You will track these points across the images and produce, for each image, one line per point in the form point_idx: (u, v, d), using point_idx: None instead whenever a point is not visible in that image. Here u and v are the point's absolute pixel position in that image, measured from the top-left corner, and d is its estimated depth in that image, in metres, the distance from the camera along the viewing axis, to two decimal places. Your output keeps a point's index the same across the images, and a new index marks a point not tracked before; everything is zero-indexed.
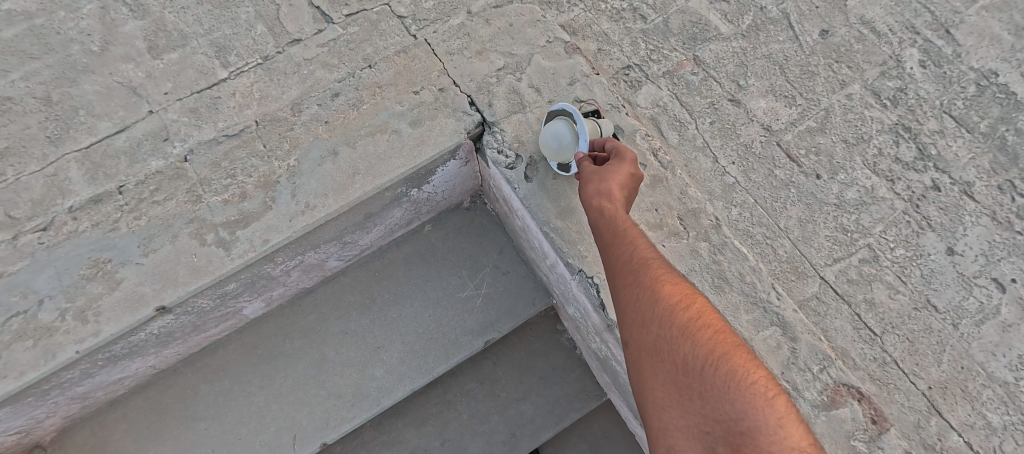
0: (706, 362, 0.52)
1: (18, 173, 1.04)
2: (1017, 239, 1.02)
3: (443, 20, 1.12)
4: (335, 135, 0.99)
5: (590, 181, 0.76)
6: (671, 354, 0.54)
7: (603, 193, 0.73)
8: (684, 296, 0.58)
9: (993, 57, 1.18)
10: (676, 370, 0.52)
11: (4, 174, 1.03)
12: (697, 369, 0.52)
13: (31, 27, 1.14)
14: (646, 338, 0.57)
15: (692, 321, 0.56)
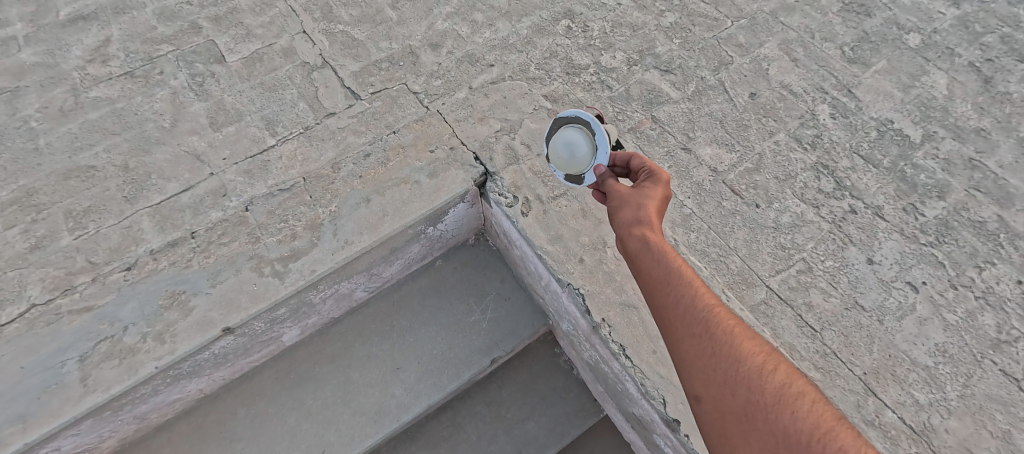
0: (781, 414, 0.56)
1: (98, 227, 1.25)
2: (922, 249, 1.31)
3: (449, 94, 1.40)
4: (368, 186, 1.22)
5: (627, 207, 0.81)
6: (770, 420, 0.56)
7: (641, 222, 0.79)
8: (772, 364, 0.63)
9: (887, 109, 1.52)
10: (763, 427, 0.56)
11: (87, 227, 1.24)
12: (779, 425, 0.56)
13: (114, 111, 1.38)
14: (722, 395, 0.61)
15: (784, 388, 0.59)
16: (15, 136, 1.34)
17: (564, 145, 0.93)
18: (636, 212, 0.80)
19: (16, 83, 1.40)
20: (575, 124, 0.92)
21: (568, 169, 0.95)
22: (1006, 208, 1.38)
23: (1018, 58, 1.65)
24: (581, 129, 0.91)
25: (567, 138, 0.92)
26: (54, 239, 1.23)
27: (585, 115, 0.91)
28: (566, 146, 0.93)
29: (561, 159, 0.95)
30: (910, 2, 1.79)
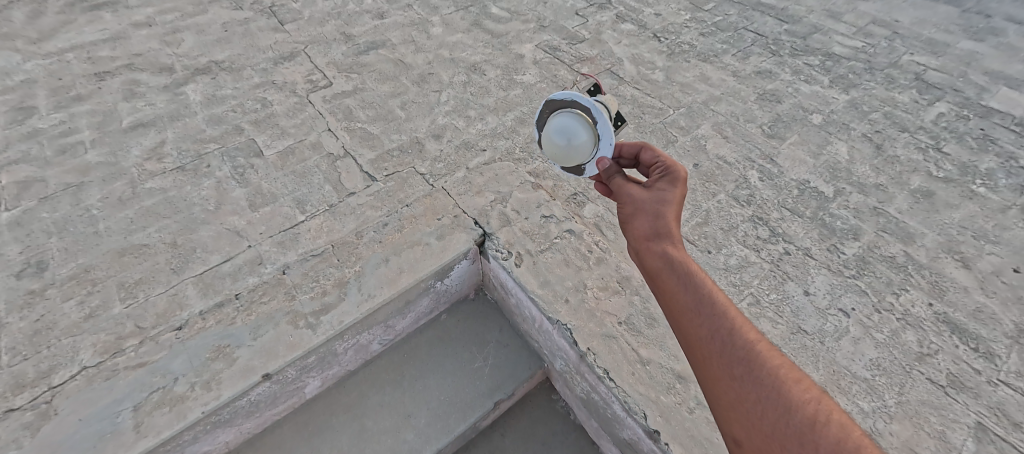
0: (815, 435, 0.58)
1: (147, 295, 1.42)
2: (847, 281, 1.59)
3: (451, 173, 1.71)
4: (386, 249, 1.46)
5: (644, 215, 0.94)
6: None
7: (660, 235, 0.90)
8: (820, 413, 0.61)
9: (803, 172, 1.89)
10: None
11: (137, 296, 1.41)
12: (817, 447, 0.57)
13: (167, 197, 1.62)
14: (768, 443, 0.62)
15: (833, 437, 0.57)
16: (77, 222, 1.55)
17: (560, 130, 1.05)
18: (652, 230, 0.91)
19: (80, 178, 1.64)
20: (570, 109, 1.05)
21: (566, 154, 1.07)
22: (909, 244, 1.70)
23: (898, 129, 2.10)
24: (577, 114, 1.03)
25: (563, 121, 1.05)
26: (106, 308, 1.39)
27: (579, 99, 1.02)
28: (562, 132, 1.05)
29: (559, 145, 1.06)
30: (810, 91, 2.27)
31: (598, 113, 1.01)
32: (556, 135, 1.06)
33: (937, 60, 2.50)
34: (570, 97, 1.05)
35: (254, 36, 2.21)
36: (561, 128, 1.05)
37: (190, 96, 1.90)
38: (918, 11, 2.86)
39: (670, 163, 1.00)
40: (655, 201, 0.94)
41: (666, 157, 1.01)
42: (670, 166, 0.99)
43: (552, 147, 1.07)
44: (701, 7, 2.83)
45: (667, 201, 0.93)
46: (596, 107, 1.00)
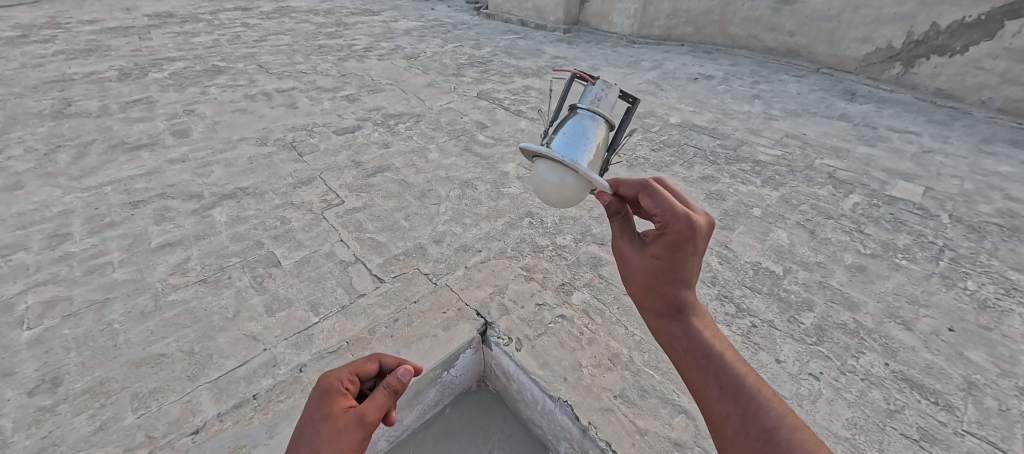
0: None
1: (159, 404, 1.43)
2: (810, 347, 1.78)
3: (452, 271, 1.93)
4: (397, 342, 1.59)
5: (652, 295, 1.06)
6: None
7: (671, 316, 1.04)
8: None
9: (754, 255, 2.21)
10: None
11: (149, 405, 1.42)
12: None
13: (188, 308, 1.74)
14: None
15: None
16: (98, 337, 1.62)
17: (543, 180, 1.11)
18: (652, 302, 1.05)
19: (106, 295, 1.76)
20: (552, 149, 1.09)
21: (559, 192, 1.10)
22: (856, 312, 1.94)
23: (825, 216, 2.51)
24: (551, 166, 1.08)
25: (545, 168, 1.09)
26: (117, 419, 1.39)
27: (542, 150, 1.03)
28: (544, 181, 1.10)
29: (551, 184, 1.10)
30: (748, 189, 2.72)
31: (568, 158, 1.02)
32: (540, 184, 1.12)
33: (843, 162, 3.07)
34: (537, 144, 1.08)
35: (275, 167, 2.59)
36: (542, 176, 1.11)
37: (216, 218, 2.17)
38: (820, 127, 3.57)
39: (672, 214, 0.98)
40: (651, 269, 1.04)
41: (667, 205, 0.99)
42: (671, 219, 0.98)
43: (545, 187, 1.10)
44: (649, 129, 3.45)
45: (665, 270, 1.03)
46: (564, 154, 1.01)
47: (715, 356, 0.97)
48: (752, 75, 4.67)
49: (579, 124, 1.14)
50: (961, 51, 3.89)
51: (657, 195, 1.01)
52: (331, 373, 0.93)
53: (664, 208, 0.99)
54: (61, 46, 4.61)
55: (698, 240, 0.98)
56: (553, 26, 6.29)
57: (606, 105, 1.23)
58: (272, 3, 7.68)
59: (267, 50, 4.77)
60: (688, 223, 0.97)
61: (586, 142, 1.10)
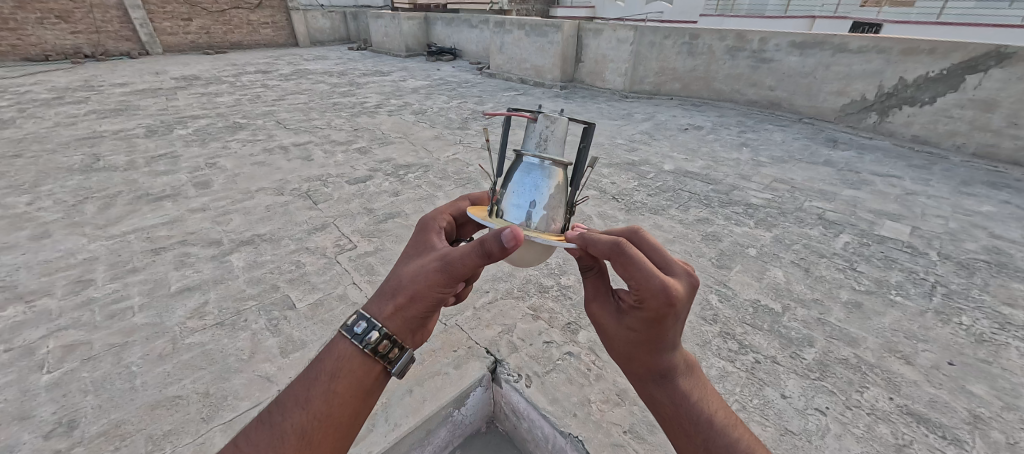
0: None
1: (174, 447, 1.40)
2: (815, 382, 1.76)
3: (461, 312, 1.99)
4: (410, 380, 1.63)
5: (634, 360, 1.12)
6: None
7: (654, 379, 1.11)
8: None
9: (754, 292, 2.27)
10: None
11: (164, 448, 1.39)
12: None
13: (204, 350, 1.76)
14: None
15: None
16: (115, 380, 1.62)
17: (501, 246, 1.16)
18: (636, 368, 1.13)
19: (125, 338, 1.80)
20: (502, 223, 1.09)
21: (520, 258, 1.13)
22: (856, 347, 1.94)
23: (818, 255, 2.60)
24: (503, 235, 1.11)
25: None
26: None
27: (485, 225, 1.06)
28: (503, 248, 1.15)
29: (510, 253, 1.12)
30: (742, 231, 2.84)
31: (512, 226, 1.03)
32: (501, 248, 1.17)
33: (831, 204, 3.21)
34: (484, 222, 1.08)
35: (291, 215, 2.73)
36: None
37: (234, 263, 2.27)
38: (806, 172, 3.76)
39: (649, 286, 0.97)
40: (634, 341, 1.09)
41: (641, 277, 0.97)
42: (647, 291, 0.98)
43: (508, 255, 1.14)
44: (645, 175, 3.63)
45: (647, 343, 1.07)
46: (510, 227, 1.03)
47: (700, 423, 1.07)
48: (738, 125, 4.96)
49: (528, 176, 1.09)
50: (930, 102, 4.18)
51: (630, 264, 0.96)
52: (428, 216, 1.19)
53: (638, 279, 0.97)
54: (93, 106, 4.92)
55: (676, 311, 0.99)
56: (550, 83, 6.74)
57: (560, 133, 1.12)
58: (290, 66, 8.25)
59: (285, 108, 5.09)
60: (664, 298, 0.97)
61: (534, 200, 1.07)
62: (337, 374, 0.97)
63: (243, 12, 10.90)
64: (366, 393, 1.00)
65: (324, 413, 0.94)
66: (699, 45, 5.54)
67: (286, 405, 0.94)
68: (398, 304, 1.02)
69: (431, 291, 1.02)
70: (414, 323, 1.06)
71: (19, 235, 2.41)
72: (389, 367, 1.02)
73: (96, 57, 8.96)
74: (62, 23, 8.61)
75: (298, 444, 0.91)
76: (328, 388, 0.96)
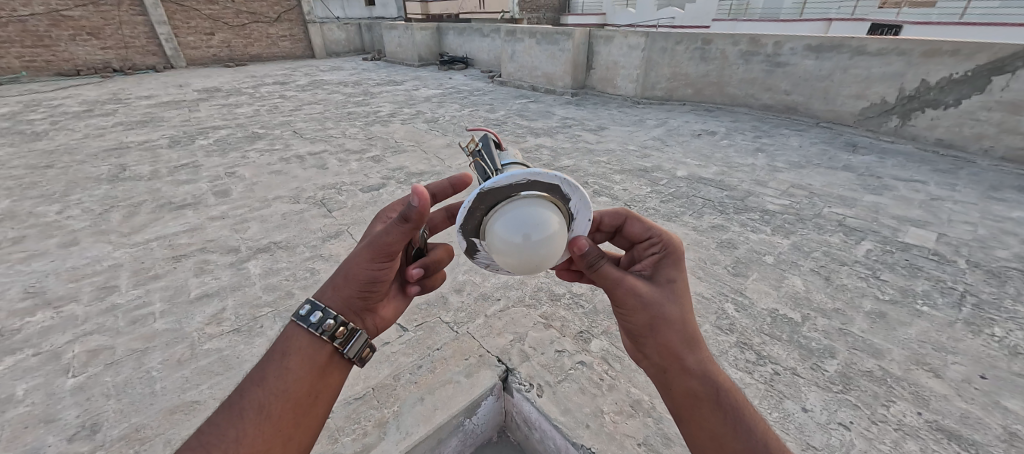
0: None
1: None
2: (838, 395, 1.70)
3: (472, 320, 1.99)
4: (421, 388, 1.63)
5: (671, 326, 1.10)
6: None
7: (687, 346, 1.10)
8: None
9: (771, 301, 2.21)
10: None
11: None
12: None
13: (221, 356, 1.80)
14: None
15: None
16: (136, 384, 1.66)
17: (507, 238, 1.00)
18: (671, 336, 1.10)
19: (146, 344, 1.85)
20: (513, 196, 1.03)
21: (533, 239, 0.99)
22: (881, 359, 1.86)
23: (838, 263, 2.53)
24: (505, 210, 1.02)
25: (506, 218, 1.01)
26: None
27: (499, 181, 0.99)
28: (511, 235, 1.00)
29: (518, 231, 0.99)
30: (759, 238, 2.78)
31: (518, 180, 1.01)
32: (507, 243, 1.01)
33: (851, 210, 3.13)
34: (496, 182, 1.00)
35: (306, 222, 2.78)
36: (504, 236, 1.01)
37: (251, 270, 2.32)
38: (825, 177, 3.67)
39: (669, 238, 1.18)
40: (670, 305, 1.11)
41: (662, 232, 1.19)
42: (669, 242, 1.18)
43: (512, 237, 1.00)
44: (657, 182, 3.59)
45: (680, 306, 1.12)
46: (520, 175, 1.00)
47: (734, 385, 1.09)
48: (754, 130, 4.88)
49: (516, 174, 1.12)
50: (954, 104, 4.06)
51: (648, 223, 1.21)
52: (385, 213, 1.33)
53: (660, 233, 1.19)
54: (120, 119, 5.11)
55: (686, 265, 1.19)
56: (562, 90, 6.76)
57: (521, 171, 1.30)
58: (307, 77, 8.45)
59: (301, 118, 5.21)
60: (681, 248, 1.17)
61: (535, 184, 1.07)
62: (289, 352, 1.08)
63: (263, 26, 11.23)
64: (319, 370, 1.10)
65: (281, 387, 1.04)
66: (711, 50, 5.49)
67: (243, 385, 1.04)
68: (336, 287, 1.13)
69: (362, 269, 1.12)
70: (355, 303, 1.15)
71: (49, 243, 2.51)
72: (338, 348, 1.11)
73: (124, 71, 9.31)
74: (93, 39, 8.98)
75: (256, 417, 1.01)
76: (282, 366, 1.06)
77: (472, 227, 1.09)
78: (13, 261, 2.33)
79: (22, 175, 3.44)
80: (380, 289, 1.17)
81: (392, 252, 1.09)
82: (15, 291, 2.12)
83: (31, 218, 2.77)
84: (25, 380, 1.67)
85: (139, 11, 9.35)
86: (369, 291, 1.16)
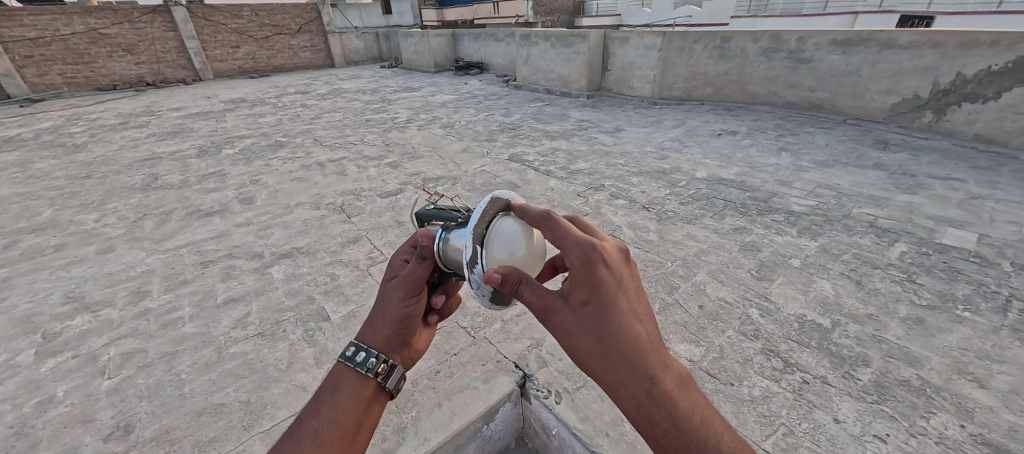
0: None
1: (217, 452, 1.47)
2: (873, 406, 1.62)
3: (489, 325, 1.99)
4: (439, 394, 1.63)
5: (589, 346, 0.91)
6: None
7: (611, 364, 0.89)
8: None
9: (798, 306, 2.13)
10: None
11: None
12: None
13: (246, 360, 1.85)
14: None
15: None
16: (166, 387, 1.72)
17: (518, 237, 1.00)
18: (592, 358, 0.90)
19: (176, 347, 1.91)
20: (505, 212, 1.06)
21: (528, 247, 1.01)
22: (919, 368, 1.77)
23: (870, 266, 2.42)
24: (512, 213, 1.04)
25: (507, 228, 1.01)
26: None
27: (497, 197, 1.05)
28: (521, 236, 1.00)
29: (517, 237, 1.01)
30: (784, 240, 2.70)
31: (509, 202, 1.10)
32: (520, 242, 1.00)
33: (883, 211, 3.00)
34: (497, 199, 1.05)
35: (327, 228, 2.84)
36: (513, 236, 1.00)
37: (274, 275, 2.39)
38: (854, 176, 3.54)
39: (577, 244, 0.92)
40: (593, 329, 0.90)
41: (567, 236, 0.93)
42: (576, 251, 0.92)
43: (513, 241, 1.00)
44: (676, 184, 3.53)
45: (607, 327, 0.89)
46: (512, 195, 1.11)
47: (694, 410, 0.85)
48: (777, 129, 4.75)
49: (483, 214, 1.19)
50: (995, 98, 3.86)
51: (558, 226, 0.95)
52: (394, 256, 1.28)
53: (564, 240, 0.94)
54: (153, 130, 5.35)
55: (613, 265, 0.92)
56: (577, 93, 6.72)
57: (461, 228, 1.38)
58: (327, 86, 8.66)
59: (322, 125, 5.34)
60: (592, 249, 0.91)
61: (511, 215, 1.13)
62: (338, 384, 1.03)
63: (285, 37, 11.59)
64: (368, 404, 1.04)
65: (333, 419, 0.98)
66: (731, 48, 5.37)
67: (299, 416, 0.99)
68: (374, 327, 1.10)
69: (397, 308, 1.09)
70: (396, 342, 1.10)
71: (87, 250, 2.63)
72: (382, 382, 1.05)
73: (156, 84, 9.75)
74: (128, 55, 9.44)
75: (313, 445, 0.94)
76: (333, 398, 1.01)
77: (477, 233, 0.99)
78: (55, 267, 2.46)
79: (64, 185, 3.63)
80: (415, 325, 1.14)
81: (422, 286, 1.11)
82: (57, 296, 2.23)
83: (71, 226, 2.92)
84: (65, 381, 1.75)
85: (171, 26, 9.83)
86: (406, 328, 1.12)
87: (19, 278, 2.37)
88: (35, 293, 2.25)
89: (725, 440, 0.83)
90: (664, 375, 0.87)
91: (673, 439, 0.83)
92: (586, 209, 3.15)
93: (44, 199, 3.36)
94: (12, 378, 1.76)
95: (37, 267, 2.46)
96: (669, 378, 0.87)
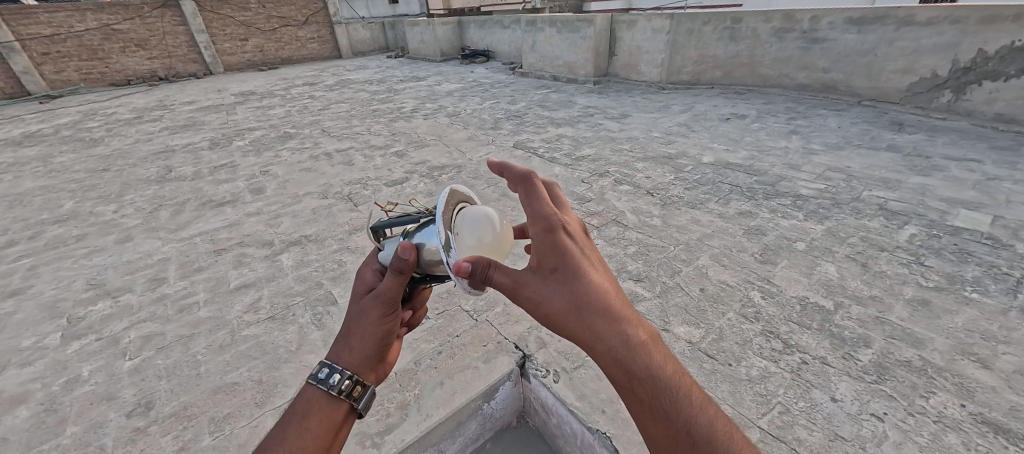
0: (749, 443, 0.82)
1: (230, 427, 1.54)
2: (872, 385, 1.62)
3: (491, 308, 2.02)
4: (442, 373, 1.68)
5: (563, 310, 0.92)
6: None
7: (586, 323, 0.91)
8: None
9: (801, 289, 2.12)
10: None
11: (223, 429, 1.54)
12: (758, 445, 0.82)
13: (257, 341, 1.92)
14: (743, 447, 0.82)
15: None
16: (184, 367, 1.80)
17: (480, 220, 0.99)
18: (567, 319, 0.92)
19: (192, 330, 2.00)
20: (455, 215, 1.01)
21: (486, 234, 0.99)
22: (922, 349, 1.76)
23: (877, 249, 2.39)
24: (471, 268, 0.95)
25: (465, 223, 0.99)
26: (196, 441, 1.50)
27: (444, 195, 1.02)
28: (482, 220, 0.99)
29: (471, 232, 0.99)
30: (790, 224, 2.67)
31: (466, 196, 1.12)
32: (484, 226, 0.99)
33: (894, 193, 2.95)
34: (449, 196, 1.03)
35: (333, 217, 2.91)
36: (475, 221, 0.99)
37: (283, 262, 2.46)
38: (865, 158, 3.47)
39: (542, 216, 0.97)
40: (567, 293, 0.93)
41: (537, 204, 0.98)
42: (542, 224, 0.96)
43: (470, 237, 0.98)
44: (681, 169, 3.51)
45: (580, 287, 0.93)
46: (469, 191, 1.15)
47: (663, 361, 0.89)
48: (788, 112, 4.66)
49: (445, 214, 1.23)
50: (1017, 75, 3.73)
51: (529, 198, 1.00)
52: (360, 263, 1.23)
53: (535, 210, 0.98)
54: (166, 123, 5.48)
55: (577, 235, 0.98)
56: (584, 79, 6.67)
57: None
58: (335, 77, 8.74)
59: (329, 116, 5.42)
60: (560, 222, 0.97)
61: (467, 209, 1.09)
62: (308, 411, 1.04)
63: (293, 29, 11.65)
64: (338, 427, 1.06)
65: (301, 447, 0.98)
66: (742, 30, 5.25)
67: (264, 448, 0.98)
68: (348, 348, 1.09)
69: (375, 328, 1.09)
70: (371, 362, 1.11)
71: (107, 239, 2.74)
72: (354, 404, 1.07)
73: (169, 78, 9.92)
74: (140, 51, 9.60)
75: None
76: (301, 425, 1.02)
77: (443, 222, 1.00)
78: (78, 256, 2.57)
79: (83, 178, 3.76)
80: (390, 343, 1.15)
81: (399, 302, 1.12)
82: (80, 283, 2.34)
83: (91, 217, 3.04)
84: (90, 362, 1.84)
85: (181, 21, 9.97)
86: (383, 348, 1.13)
87: (44, 267, 2.48)
88: (60, 281, 2.36)
89: (690, 386, 0.88)
90: (635, 330, 0.91)
91: (648, 388, 0.86)
92: (589, 195, 3.15)
93: (65, 192, 3.49)
94: (41, 360, 1.86)
95: (61, 256, 2.58)
96: (639, 332, 0.91)
